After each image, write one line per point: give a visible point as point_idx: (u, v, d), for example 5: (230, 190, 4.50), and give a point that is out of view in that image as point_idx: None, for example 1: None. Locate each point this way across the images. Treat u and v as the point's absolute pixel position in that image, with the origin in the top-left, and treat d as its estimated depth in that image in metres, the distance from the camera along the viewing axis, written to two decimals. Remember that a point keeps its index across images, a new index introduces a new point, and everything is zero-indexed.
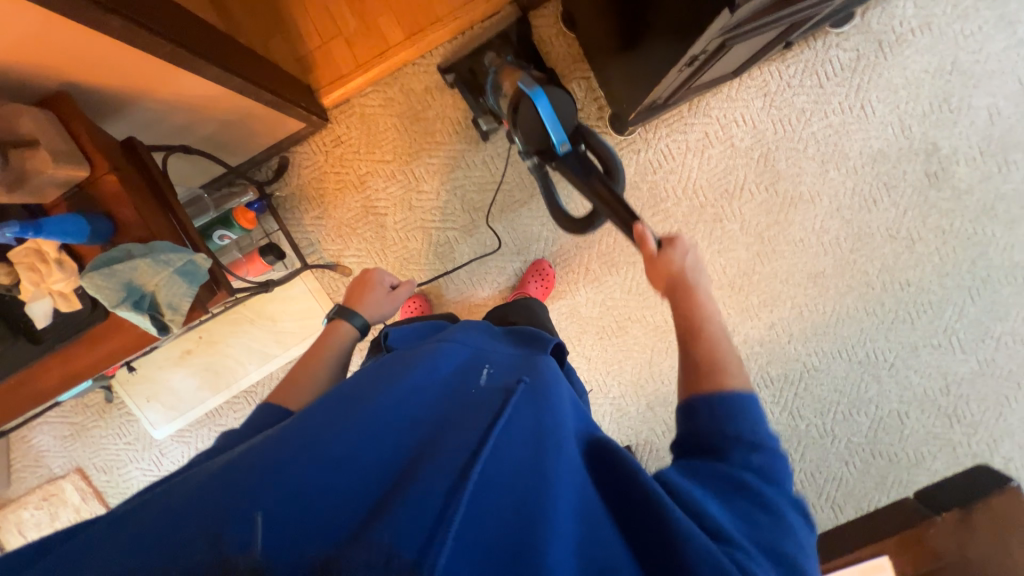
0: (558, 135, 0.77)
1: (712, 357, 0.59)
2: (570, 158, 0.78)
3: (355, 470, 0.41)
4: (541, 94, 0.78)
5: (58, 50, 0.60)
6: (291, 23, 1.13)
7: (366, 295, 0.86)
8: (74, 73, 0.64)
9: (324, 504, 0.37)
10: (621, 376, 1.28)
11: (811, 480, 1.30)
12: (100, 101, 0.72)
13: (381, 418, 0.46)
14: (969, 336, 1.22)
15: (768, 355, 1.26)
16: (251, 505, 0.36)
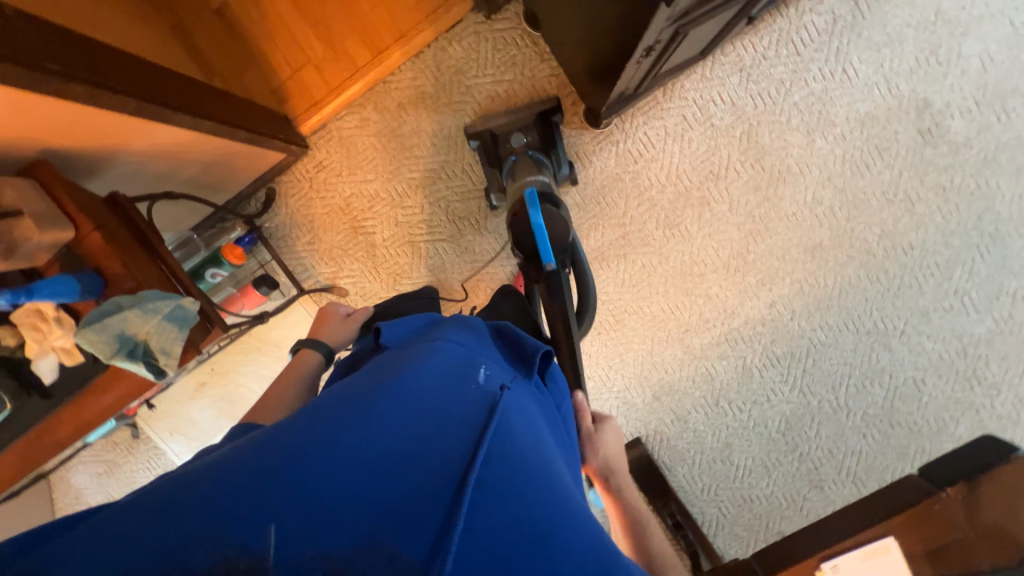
0: (547, 254, 0.80)
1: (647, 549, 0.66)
2: (553, 279, 0.81)
3: (357, 472, 0.40)
4: (538, 209, 0.83)
5: (29, 121, 0.63)
6: (261, 57, 1.15)
7: (326, 325, 0.92)
8: (48, 139, 0.67)
9: (328, 508, 0.37)
10: (623, 369, 1.28)
11: (830, 457, 1.27)
12: (79, 161, 0.75)
13: (384, 417, 0.45)
14: (982, 295, 1.17)
15: (772, 334, 1.23)
16: (253, 509, 0.37)
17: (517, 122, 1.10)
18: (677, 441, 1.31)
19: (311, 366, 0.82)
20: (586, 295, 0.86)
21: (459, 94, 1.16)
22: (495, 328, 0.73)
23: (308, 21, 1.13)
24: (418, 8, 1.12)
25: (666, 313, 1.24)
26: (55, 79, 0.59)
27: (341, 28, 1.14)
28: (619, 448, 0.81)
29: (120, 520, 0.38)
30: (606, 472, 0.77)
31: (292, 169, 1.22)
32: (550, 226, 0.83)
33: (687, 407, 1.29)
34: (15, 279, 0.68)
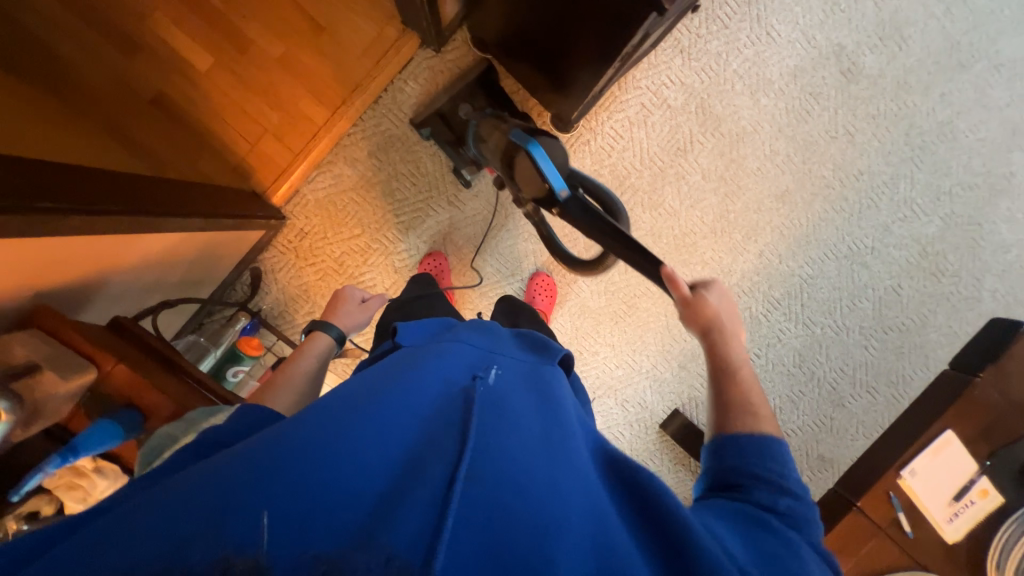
0: (557, 180, 0.74)
1: (744, 402, 0.60)
2: (577, 200, 0.74)
3: (358, 471, 0.38)
4: (537, 145, 0.76)
5: (22, 266, 0.57)
6: (213, 137, 1.10)
7: (337, 309, 0.95)
8: (39, 279, 0.61)
9: (323, 502, 0.34)
10: (647, 349, 1.33)
11: (842, 375, 1.39)
12: (72, 293, 0.69)
13: (388, 422, 0.43)
14: (926, 199, 1.33)
15: (767, 280, 1.33)
16: (250, 502, 0.34)
17: (466, 99, 1.12)
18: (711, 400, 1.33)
19: (321, 351, 0.82)
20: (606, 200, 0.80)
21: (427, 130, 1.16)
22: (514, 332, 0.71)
23: (256, 91, 1.09)
24: (366, 55, 1.10)
25: None
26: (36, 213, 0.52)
27: (291, 90, 1.10)
28: (728, 311, 0.70)
29: (130, 521, 0.35)
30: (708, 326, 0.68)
31: (275, 243, 1.17)
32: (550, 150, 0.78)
33: None
34: (48, 444, 0.67)
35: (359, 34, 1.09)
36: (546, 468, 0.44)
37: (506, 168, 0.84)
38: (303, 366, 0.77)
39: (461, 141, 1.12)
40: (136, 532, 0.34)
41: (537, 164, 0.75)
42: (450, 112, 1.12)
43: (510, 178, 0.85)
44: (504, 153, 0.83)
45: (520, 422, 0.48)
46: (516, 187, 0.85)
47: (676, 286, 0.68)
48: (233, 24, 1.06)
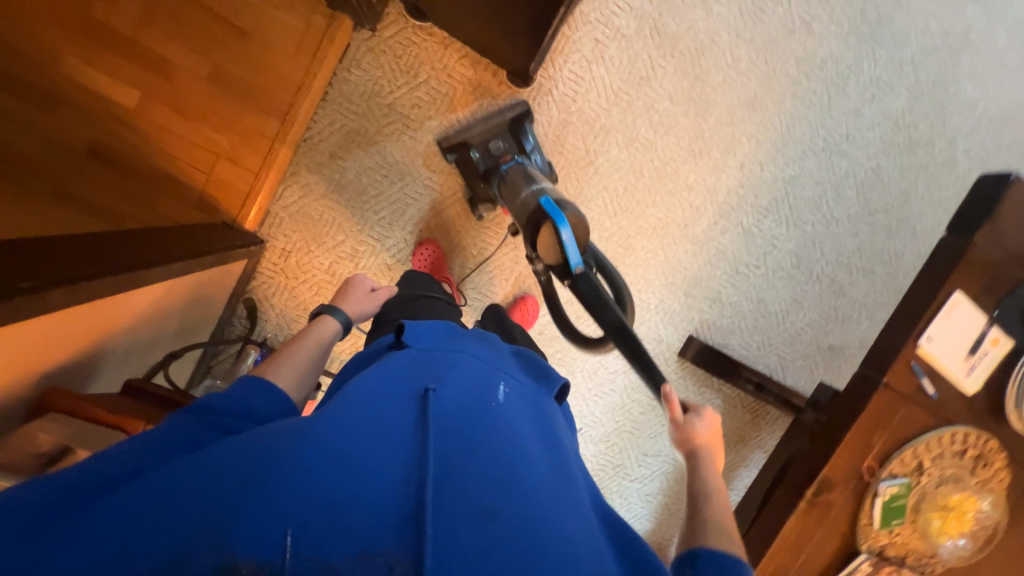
0: (575, 261, 0.76)
1: (715, 515, 0.59)
2: (590, 282, 0.77)
3: (370, 485, 0.46)
4: (565, 221, 0.76)
5: (16, 352, 0.54)
6: (163, 174, 1.03)
7: (349, 295, 0.90)
8: (36, 362, 0.59)
9: (337, 511, 0.42)
10: (651, 285, 1.36)
11: (838, 266, 1.43)
12: (77, 365, 0.67)
13: (392, 438, 0.51)
14: (890, 74, 1.32)
15: (753, 190, 1.34)
16: (277, 500, 0.42)
17: (491, 131, 1.05)
18: (720, 320, 1.41)
19: (329, 335, 0.80)
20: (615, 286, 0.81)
21: (383, 117, 1.11)
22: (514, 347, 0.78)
23: (194, 116, 1.02)
24: (300, 51, 1.03)
25: (663, 219, 1.31)
26: (10, 299, 0.47)
27: (231, 107, 1.03)
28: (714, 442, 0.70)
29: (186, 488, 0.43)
30: (688, 451, 0.69)
31: (262, 268, 1.13)
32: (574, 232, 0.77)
33: (716, 286, 1.39)
34: None
35: (286, 29, 1.02)
36: (530, 481, 0.52)
37: (533, 238, 0.80)
38: (310, 348, 0.75)
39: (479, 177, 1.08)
40: (175, 511, 0.41)
41: (561, 242, 0.76)
42: (476, 141, 1.04)
43: (528, 243, 0.83)
44: (528, 220, 0.81)
45: (506, 441, 0.55)
46: (532, 251, 0.83)
47: (668, 405, 0.70)
48: (147, 48, 0.97)
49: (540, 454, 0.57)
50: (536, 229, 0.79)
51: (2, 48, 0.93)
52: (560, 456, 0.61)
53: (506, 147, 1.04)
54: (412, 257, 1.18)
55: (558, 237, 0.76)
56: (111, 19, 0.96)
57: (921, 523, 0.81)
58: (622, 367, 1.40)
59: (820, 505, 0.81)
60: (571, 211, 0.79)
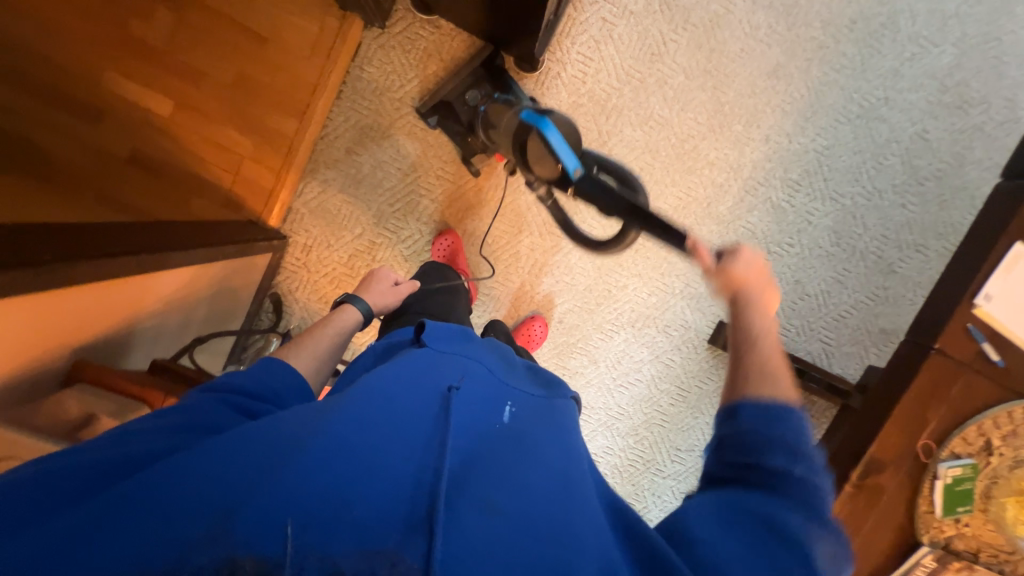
0: (571, 161, 0.73)
1: (760, 365, 0.56)
2: (594, 179, 0.73)
3: (380, 480, 0.42)
4: (549, 124, 0.74)
5: (46, 322, 0.59)
6: (195, 175, 1.11)
7: (371, 287, 0.92)
8: (64, 335, 0.63)
9: (343, 503, 0.39)
10: (675, 268, 1.29)
11: (885, 241, 1.31)
12: (106, 342, 0.72)
13: (404, 430, 0.48)
14: (932, 29, 1.22)
15: (782, 164, 1.26)
16: (288, 480, 0.40)
17: (470, 83, 1.09)
18: None
19: (349, 326, 0.81)
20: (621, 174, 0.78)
21: (395, 111, 1.14)
22: (527, 362, 0.77)
23: (221, 121, 1.09)
24: (315, 52, 1.08)
25: (684, 198, 1.26)
26: (37, 266, 0.52)
27: (254, 109, 1.09)
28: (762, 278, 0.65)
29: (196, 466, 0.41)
30: (732, 296, 0.65)
31: (285, 263, 1.18)
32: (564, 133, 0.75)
33: None
34: None
35: (302, 33, 1.07)
36: (552, 488, 0.48)
37: (519, 155, 0.80)
38: (330, 336, 0.77)
39: (466, 130, 1.10)
40: (185, 489, 0.39)
41: (549, 142, 0.74)
42: (456, 95, 1.09)
43: (521, 162, 0.81)
44: (516, 134, 0.78)
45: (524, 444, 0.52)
46: (530, 172, 0.82)
47: (696, 255, 0.67)
48: (180, 61, 1.06)
49: (566, 462, 0.53)
50: (522, 145, 0.78)
51: (55, 68, 1.03)
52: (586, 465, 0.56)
53: (481, 91, 1.05)
54: (432, 247, 1.19)
55: (549, 143, 0.74)
56: (147, 36, 1.04)
57: (995, 512, 0.71)
58: (648, 356, 1.33)
59: (869, 491, 0.73)
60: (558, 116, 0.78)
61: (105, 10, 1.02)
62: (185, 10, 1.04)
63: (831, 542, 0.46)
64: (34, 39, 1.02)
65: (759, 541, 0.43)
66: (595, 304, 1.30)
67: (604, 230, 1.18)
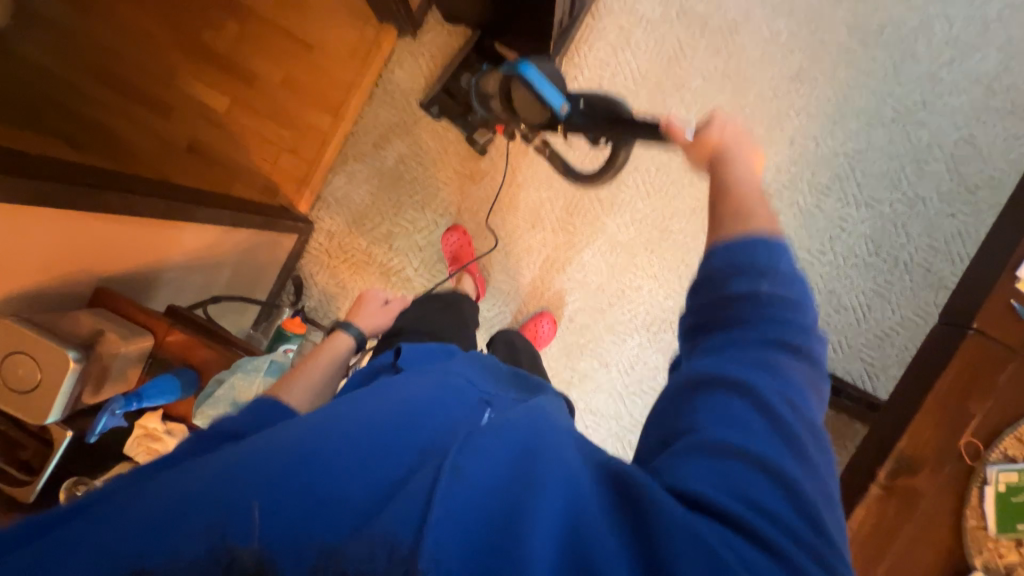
0: (556, 96, 0.78)
1: (741, 206, 0.51)
2: (579, 108, 0.79)
3: (351, 469, 0.38)
4: (528, 65, 0.79)
5: (69, 240, 0.67)
6: (237, 163, 1.23)
7: (361, 310, 0.94)
8: (86, 257, 0.72)
9: (319, 507, 0.35)
10: (693, 271, 1.24)
11: (934, 253, 1.20)
12: (127, 275, 0.80)
13: (372, 417, 0.42)
14: (972, 33, 1.17)
15: (809, 167, 1.21)
16: (243, 498, 0.36)
17: (467, 65, 1.17)
18: None
19: (343, 351, 0.80)
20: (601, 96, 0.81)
21: (420, 110, 1.22)
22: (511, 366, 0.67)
23: (266, 116, 1.22)
24: (353, 58, 1.20)
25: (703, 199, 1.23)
26: (45, 182, 0.58)
27: (295, 106, 1.22)
28: (738, 141, 0.59)
29: (142, 497, 0.38)
30: (715, 154, 0.59)
31: (309, 248, 1.25)
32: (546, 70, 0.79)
33: None
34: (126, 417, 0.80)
35: (343, 42, 1.20)
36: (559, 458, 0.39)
37: (506, 102, 0.85)
38: (323, 364, 0.75)
39: (467, 109, 1.17)
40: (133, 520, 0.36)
41: (533, 86, 0.79)
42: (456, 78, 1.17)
43: (509, 110, 0.87)
44: (501, 84, 0.85)
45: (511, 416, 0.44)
46: (518, 119, 0.87)
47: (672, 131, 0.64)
48: (238, 64, 1.21)
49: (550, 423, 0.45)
50: (508, 89, 0.83)
51: (137, 70, 1.21)
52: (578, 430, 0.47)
53: (472, 74, 1.11)
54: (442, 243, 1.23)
55: (530, 83, 0.79)
56: (214, 44, 1.21)
57: None
58: (663, 363, 1.26)
59: (902, 495, 0.63)
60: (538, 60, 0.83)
61: (183, 23, 1.20)
62: (248, 23, 1.20)
63: (803, 363, 0.42)
64: (124, 45, 1.20)
65: (732, 416, 0.39)
66: (608, 305, 1.26)
67: (595, 161, 1.18)
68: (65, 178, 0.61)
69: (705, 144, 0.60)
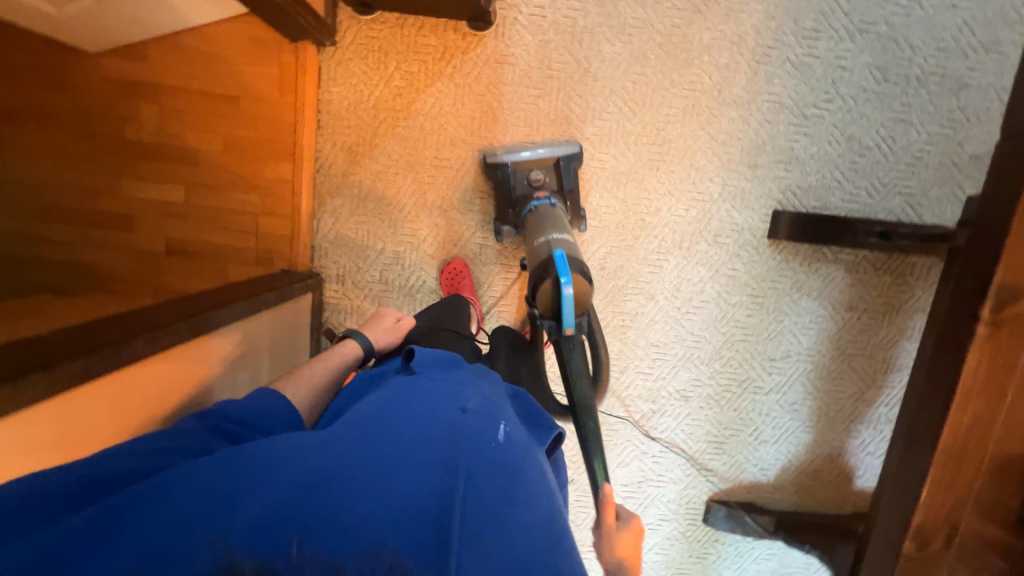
0: (569, 322, 0.81)
1: None
2: (574, 346, 0.84)
3: (375, 500, 0.47)
4: (570, 281, 0.80)
5: (121, 391, 0.67)
6: (221, 245, 1.18)
7: (375, 324, 0.94)
8: (144, 401, 0.71)
9: (337, 523, 0.45)
10: (704, 171, 1.19)
11: (947, 55, 1.12)
12: (185, 400, 0.80)
13: (405, 455, 0.52)
14: None
15: (788, 16, 1.12)
16: (287, 508, 0.45)
17: (535, 163, 1.09)
18: (809, 178, 1.18)
19: (349, 362, 0.85)
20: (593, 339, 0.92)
21: (375, 120, 1.16)
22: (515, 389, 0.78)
23: (226, 187, 1.15)
24: (285, 93, 1.12)
25: (691, 95, 1.15)
26: (81, 359, 0.58)
27: (250, 166, 1.15)
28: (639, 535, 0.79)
29: (186, 485, 0.48)
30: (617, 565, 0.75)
31: (327, 300, 1.22)
32: (576, 292, 0.81)
33: (785, 143, 1.17)
34: None
35: (267, 80, 1.11)
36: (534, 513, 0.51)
37: (529, 286, 0.85)
38: (326, 369, 0.81)
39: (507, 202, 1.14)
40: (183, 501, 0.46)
41: (562, 303, 0.80)
42: (517, 174, 1.09)
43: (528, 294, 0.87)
44: (535, 270, 0.84)
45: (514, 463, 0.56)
46: (529, 304, 0.87)
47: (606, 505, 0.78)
48: (173, 146, 1.13)
49: (538, 486, 0.56)
50: (539, 278, 0.83)
51: (78, 193, 1.14)
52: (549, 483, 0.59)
53: (542, 180, 1.09)
54: (439, 279, 1.20)
55: (561, 295, 0.80)
56: (141, 136, 1.13)
57: None
58: (706, 272, 1.24)
59: (1011, 323, 0.63)
60: (580, 269, 0.82)
61: (103, 126, 1.12)
62: (165, 100, 1.12)
63: None
64: (58, 173, 1.13)
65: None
66: (633, 238, 1.22)
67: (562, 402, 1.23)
68: (89, 347, 0.61)
69: (620, 539, 0.77)
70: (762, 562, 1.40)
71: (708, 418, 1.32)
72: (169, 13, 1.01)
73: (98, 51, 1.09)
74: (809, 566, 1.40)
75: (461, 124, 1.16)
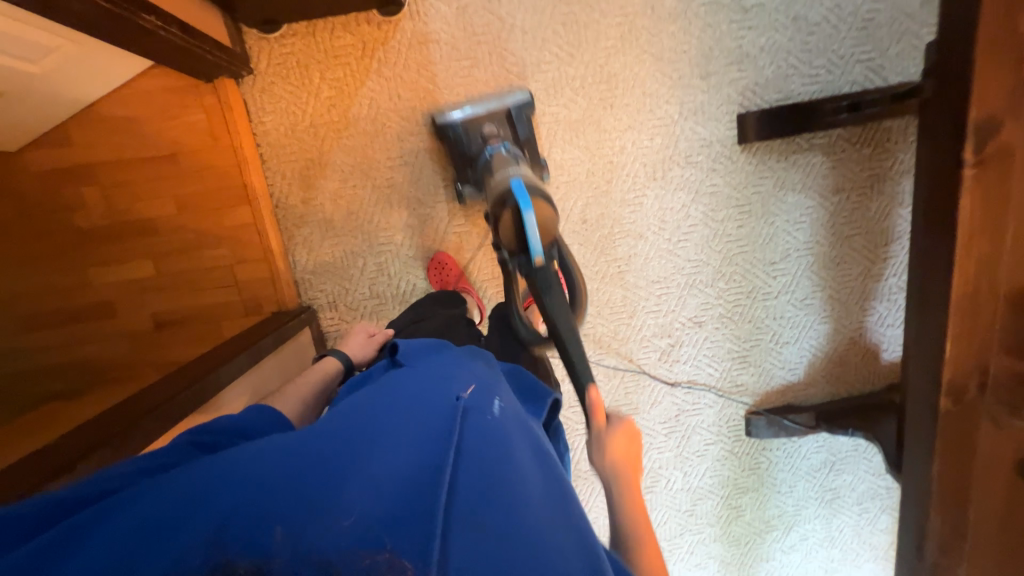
0: (536, 248, 0.75)
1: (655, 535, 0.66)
2: (547, 274, 0.77)
3: (358, 491, 0.45)
4: (529, 204, 0.75)
5: None
6: (207, 305, 1.16)
7: (350, 341, 0.96)
8: None
9: (327, 522, 0.42)
10: (658, 94, 1.15)
11: None
12: None
13: (392, 451, 0.51)
14: None
15: None
16: (262, 508, 0.43)
17: (484, 117, 1.04)
18: (765, 71, 1.15)
19: (330, 374, 0.87)
20: (566, 270, 0.82)
21: (316, 136, 1.12)
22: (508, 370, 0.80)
23: (192, 245, 1.13)
24: (218, 137, 1.08)
25: (624, 20, 1.11)
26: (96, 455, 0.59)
27: (209, 220, 1.12)
28: (633, 434, 0.74)
29: (155, 497, 0.46)
30: (617, 470, 0.71)
31: (326, 329, 1.21)
32: (538, 217, 0.76)
33: (732, 43, 1.13)
34: None
35: (197, 128, 1.07)
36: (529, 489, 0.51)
37: (492, 217, 0.80)
38: (310, 384, 0.84)
39: (463, 160, 1.08)
40: (148, 513, 0.44)
41: (523, 224, 0.75)
42: (468, 132, 1.04)
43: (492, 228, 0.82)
44: (497, 200, 0.79)
45: (504, 442, 0.55)
46: (495, 238, 0.82)
47: (594, 408, 0.75)
48: (125, 221, 1.10)
49: (530, 463, 0.56)
50: (500, 207, 0.78)
51: (47, 295, 1.12)
52: (547, 462, 0.59)
53: (495, 134, 1.03)
54: (428, 276, 1.19)
55: (522, 218, 0.75)
56: (91, 221, 1.10)
57: None
58: (686, 196, 1.22)
59: (996, 157, 0.62)
60: (539, 194, 0.77)
61: (50, 222, 1.09)
62: (100, 177, 1.08)
63: None
64: (19, 280, 1.11)
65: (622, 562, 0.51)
66: (606, 182, 1.20)
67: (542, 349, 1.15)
68: (102, 443, 0.61)
69: (612, 440, 0.72)
70: (813, 456, 1.44)
71: (720, 338, 1.32)
72: (76, 88, 0.96)
73: (19, 149, 1.05)
74: (857, 448, 1.43)
75: (404, 116, 1.12)
